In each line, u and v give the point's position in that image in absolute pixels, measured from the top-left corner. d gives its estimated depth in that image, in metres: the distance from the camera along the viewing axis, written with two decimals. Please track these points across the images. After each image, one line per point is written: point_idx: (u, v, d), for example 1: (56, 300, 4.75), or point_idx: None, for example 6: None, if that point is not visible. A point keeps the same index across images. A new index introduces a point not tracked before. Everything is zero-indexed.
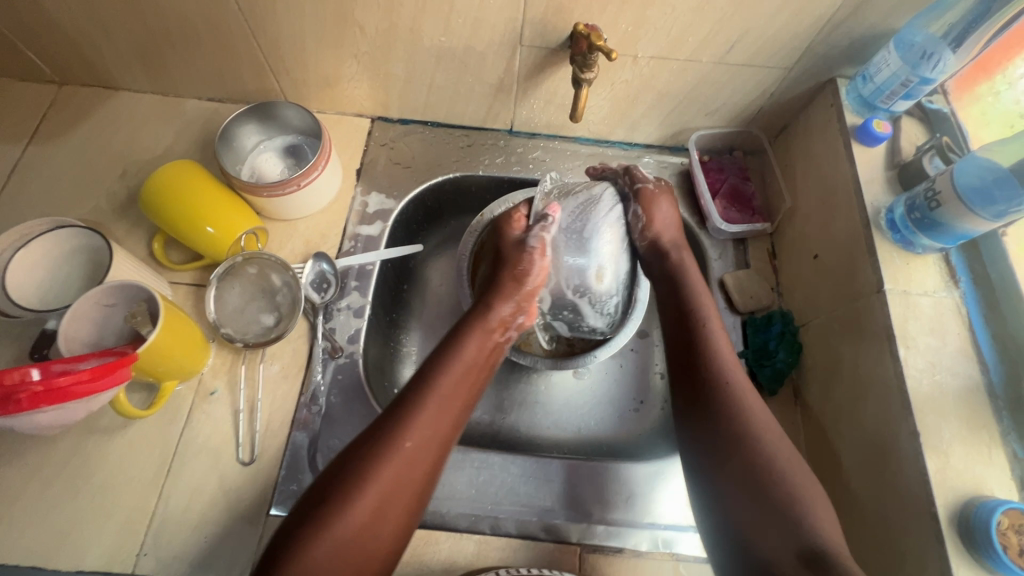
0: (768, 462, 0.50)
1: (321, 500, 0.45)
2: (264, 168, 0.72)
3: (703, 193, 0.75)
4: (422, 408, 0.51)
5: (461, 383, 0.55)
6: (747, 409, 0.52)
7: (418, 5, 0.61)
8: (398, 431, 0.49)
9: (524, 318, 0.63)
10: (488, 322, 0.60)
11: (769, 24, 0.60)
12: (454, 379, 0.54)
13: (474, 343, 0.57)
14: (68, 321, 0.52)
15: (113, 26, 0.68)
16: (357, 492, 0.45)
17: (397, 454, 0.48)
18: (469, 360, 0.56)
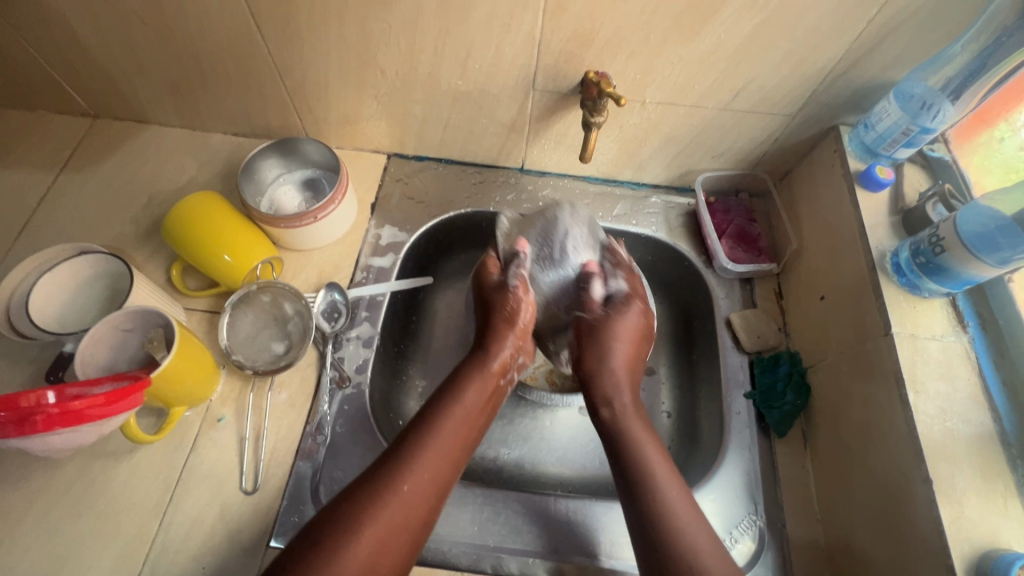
0: (683, 550, 0.50)
1: (313, 544, 0.45)
2: (284, 201, 0.75)
3: (710, 233, 0.77)
4: (421, 454, 0.53)
5: (461, 430, 0.57)
6: (648, 482, 0.54)
7: (437, 51, 0.64)
8: (396, 478, 0.50)
9: (520, 358, 0.66)
10: (487, 365, 0.62)
11: (772, 74, 0.63)
12: (453, 428, 0.56)
13: (473, 388, 0.60)
14: (86, 344, 0.53)
15: (150, 65, 0.72)
16: (350, 539, 0.46)
17: (392, 501, 0.49)
18: (470, 407, 0.58)
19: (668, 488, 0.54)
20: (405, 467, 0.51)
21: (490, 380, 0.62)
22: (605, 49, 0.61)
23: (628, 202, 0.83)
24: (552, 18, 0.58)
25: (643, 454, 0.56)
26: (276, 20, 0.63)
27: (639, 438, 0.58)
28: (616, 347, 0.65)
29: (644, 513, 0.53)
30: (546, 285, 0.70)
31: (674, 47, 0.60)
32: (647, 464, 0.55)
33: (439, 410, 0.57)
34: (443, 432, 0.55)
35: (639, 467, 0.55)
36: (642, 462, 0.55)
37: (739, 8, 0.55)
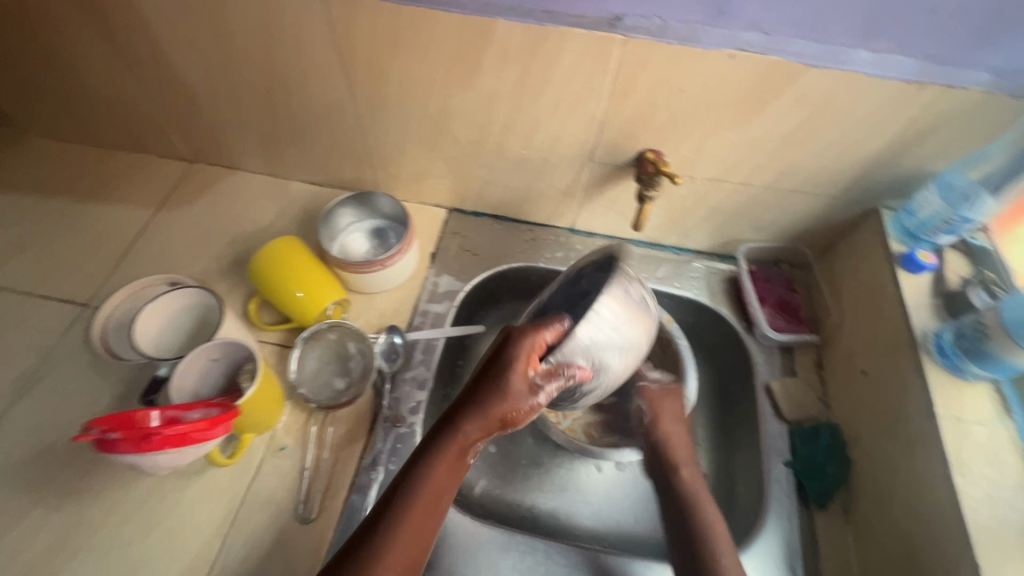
0: None
1: None
2: (353, 247, 0.83)
3: (751, 300, 0.80)
4: (389, 553, 0.51)
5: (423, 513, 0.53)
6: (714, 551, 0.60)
7: (507, 124, 0.71)
8: None
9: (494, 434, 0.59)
10: (458, 449, 0.56)
11: (816, 160, 0.68)
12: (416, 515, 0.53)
13: (437, 478, 0.55)
14: (180, 371, 0.58)
15: (250, 121, 0.81)
16: None
17: None
18: (434, 497, 0.54)
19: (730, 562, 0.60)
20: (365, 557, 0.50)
21: (452, 457, 0.55)
22: (661, 130, 0.67)
23: (672, 265, 0.87)
24: (615, 102, 0.65)
25: (706, 518, 0.63)
26: (368, 91, 0.71)
27: (697, 488, 0.66)
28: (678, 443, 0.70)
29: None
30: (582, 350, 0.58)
31: (726, 131, 0.66)
32: (709, 536, 0.62)
33: (402, 492, 0.54)
34: (404, 518, 0.52)
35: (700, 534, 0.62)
36: (708, 533, 0.62)
37: (789, 102, 0.61)
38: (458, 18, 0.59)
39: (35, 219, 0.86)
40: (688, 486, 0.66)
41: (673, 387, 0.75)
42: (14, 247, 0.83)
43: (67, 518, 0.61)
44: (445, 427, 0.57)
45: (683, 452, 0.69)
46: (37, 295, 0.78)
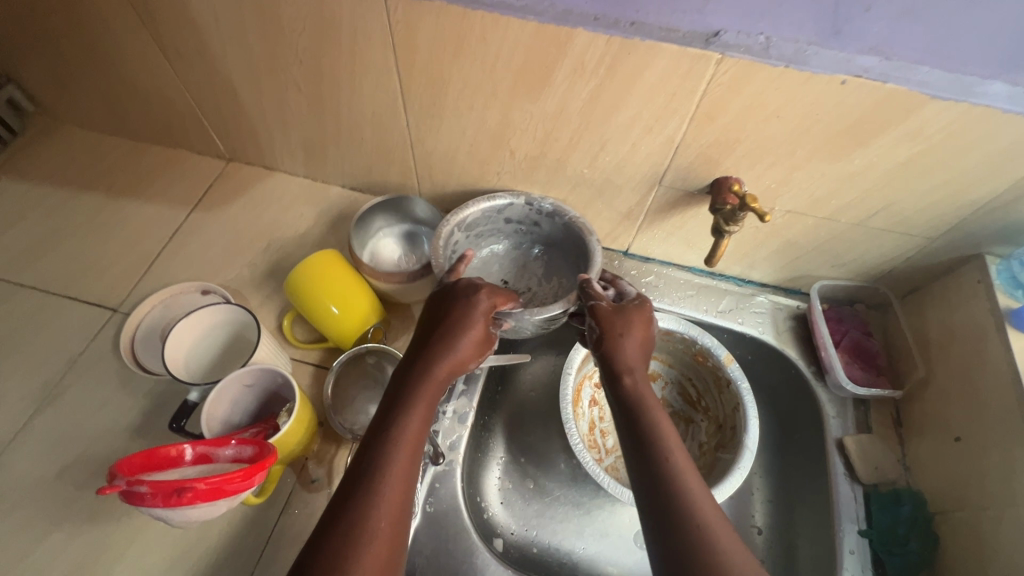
0: None
1: None
2: (383, 253, 0.79)
3: (825, 343, 0.73)
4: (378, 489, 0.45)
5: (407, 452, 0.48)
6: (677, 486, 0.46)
7: (572, 141, 0.65)
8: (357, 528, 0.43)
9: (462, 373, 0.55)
10: (428, 380, 0.52)
11: (920, 199, 0.60)
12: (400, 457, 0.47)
13: (416, 413, 0.50)
14: (212, 400, 0.54)
15: (294, 123, 0.77)
16: None
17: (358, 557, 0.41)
18: (415, 435, 0.49)
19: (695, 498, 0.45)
20: (353, 509, 0.43)
21: (426, 397, 0.51)
22: (746, 158, 0.61)
23: (734, 298, 0.80)
24: (697, 126, 0.59)
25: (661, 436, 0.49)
26: (423, 98, 0.66)
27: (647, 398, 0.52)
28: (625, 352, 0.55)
29: (665, 514, 0.45)
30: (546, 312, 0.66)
31: (821, 163, 0.59)
32: (672, 466, 0.47)
33: (379, 438, 0.48)
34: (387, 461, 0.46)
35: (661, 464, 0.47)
36: (670, 465, 0.47)
37: (901, 136, 0.54)
38: (533, 26, 0.53)
39: (67, 215, 0.83)
40: (638, 399, 0.52)
41: (642, 308, 0.59)
42: (46, 242, 0.80)
43: (87, 545, 0.58)
44: (409, 374, 0.53)
45: (630, 358, 0.55)
46: (66, 297, 0.75)
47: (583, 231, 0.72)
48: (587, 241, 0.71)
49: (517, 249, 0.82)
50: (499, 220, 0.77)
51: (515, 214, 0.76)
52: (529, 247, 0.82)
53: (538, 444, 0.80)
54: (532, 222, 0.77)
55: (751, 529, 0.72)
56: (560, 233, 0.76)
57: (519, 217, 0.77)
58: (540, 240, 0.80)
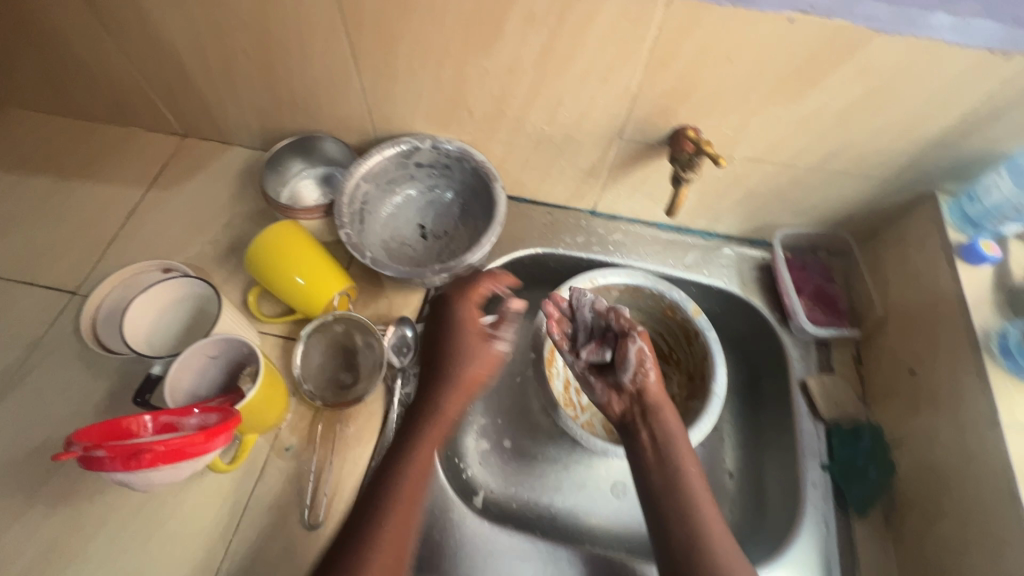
0: None
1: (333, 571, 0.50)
2: (303, 193, 0.79)
3: (788, 290, 0.74)
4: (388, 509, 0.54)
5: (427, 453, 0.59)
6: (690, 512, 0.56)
7: (529, 97, 0.65)
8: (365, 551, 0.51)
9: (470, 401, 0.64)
10: (432, 413, 0.61)
11: (873, 140, 0.61)
12: (412, 464, 0.57)
13: (426, 436, 0.60)
14: (175, 370, 0.54)
15: (246, 93, 0.74)
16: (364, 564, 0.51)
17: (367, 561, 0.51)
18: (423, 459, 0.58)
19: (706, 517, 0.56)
20: (378, 513, 0.54)
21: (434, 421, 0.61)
22: (701, 105, 0.61)
23: (700, 252, 0.81)
24: (651, 74, 0.58)
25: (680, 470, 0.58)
26: (375, 58, 0.64)
27: (676, 440, 0.60)
28: (667, 412, 0.61)
29: (674, 529, 0.55)
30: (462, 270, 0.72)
31: (774, 107, 0.59)
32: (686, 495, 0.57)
33: (402, 446, 0.59)
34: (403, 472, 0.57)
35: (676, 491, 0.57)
36: (687, 495, 0.57)
37: (850, 74, 0.54)
38: None
39: (17, 199, 0.80)
40: (665, 439, 0.60)
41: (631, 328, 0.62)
42: None
43: (60, 525, 0.58)
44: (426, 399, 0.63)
45: (657, 397, 0.62)
46: (21, 283, 0.73)
47: (489, 176, 0.73)
48: (494, 187, 0.72)
49: (431, 192, 0.81)
50: (408, 165, 0.77)
51: (425, 159, 0.76)
52: (443, 193, 0.81)
53: (513, 404, 0.81)
54: (443, 166, 0.77)
55: (723, 473, 0.73)
56: (470, 177, 0.77)
57: (429, 161, 0.76)
58: (452, 183, 0.79)
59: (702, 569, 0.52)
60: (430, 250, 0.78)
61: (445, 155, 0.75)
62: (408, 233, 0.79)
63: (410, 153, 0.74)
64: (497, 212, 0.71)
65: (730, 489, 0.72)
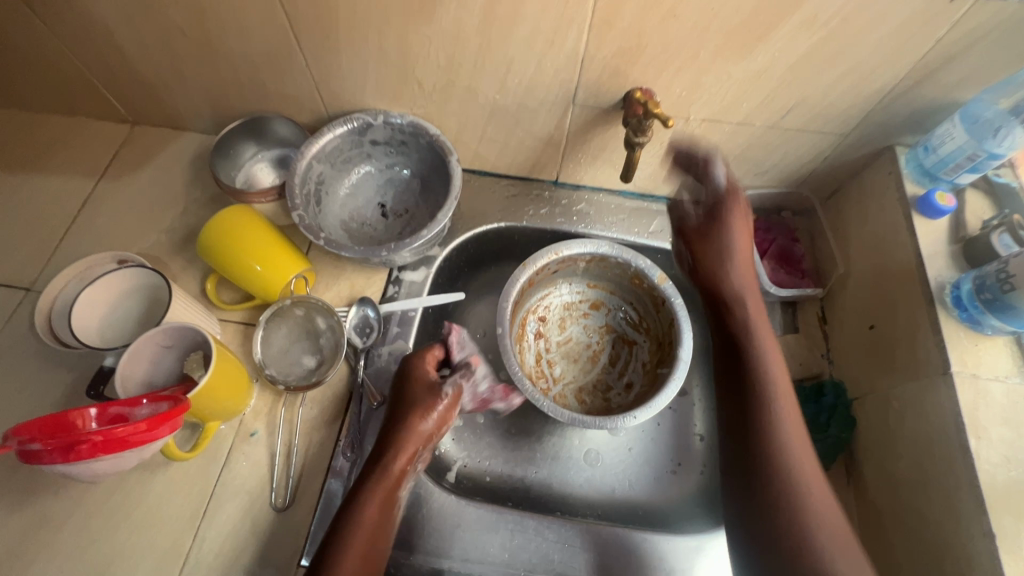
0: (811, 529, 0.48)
1: None
2: (258, 177, 0.77)
3: (751, 253, 0.73)
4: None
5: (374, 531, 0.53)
6: (772, 426, 0.54)
7: (477, 65, 0.63)
8: None
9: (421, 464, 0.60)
10: (387, 474, 0.56)
11: (828, 93, 0.60)
12: (360, 546, 0.51)
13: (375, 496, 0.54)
14: (126, 360, 0.53)
15: (189, 74, 0.72)
16: None
17: None
18: (375, 519, 0.53)
19: (785, 424, 0.55)
20: None
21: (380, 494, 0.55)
22: (652, 65, 0.59)
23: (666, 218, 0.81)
24: (598, 33, 0.56)
25: (771, 389, 0.57)
26: (315, 30, 0.62)
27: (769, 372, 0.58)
28: (759, 329, 0.61)
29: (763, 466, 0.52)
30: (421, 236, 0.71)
31: (725, 64, 0.58)
32: (778, 418, 0.55)
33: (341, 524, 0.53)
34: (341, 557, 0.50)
35: (767, 405, 0.56)
36: (778, 424, 0.55)
37: (799, 25, 0.52)
38: None
39: None
40: (750, 340, 0.61)
41: (731, 193, 0.65)
42: None
43: (25, 519, 0.58)
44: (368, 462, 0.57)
45: (741, 282, 0.64)
46: None
47: (444, 150, 0.71)
48: (449, 160, 0.71)
49: (389, 171, 0.79)
50: (363, 143, 0.75)
51: (380, 137, 0.74)
52: (401, 170, 0.79)
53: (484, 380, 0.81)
54: (399, 142, 0.75)
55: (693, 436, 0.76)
56: (427, 154, 0.75)
57: (385, 138, 0.75)
58: (410, 160, 0.78)
59: (794, 506, 0.49)
60: (390, 229, 0.77)
61: (401, 131, 0.73)
62: (367, 213, 0.78)
63: (364, 129, 0.72)
64: (452, 187, 0.70)
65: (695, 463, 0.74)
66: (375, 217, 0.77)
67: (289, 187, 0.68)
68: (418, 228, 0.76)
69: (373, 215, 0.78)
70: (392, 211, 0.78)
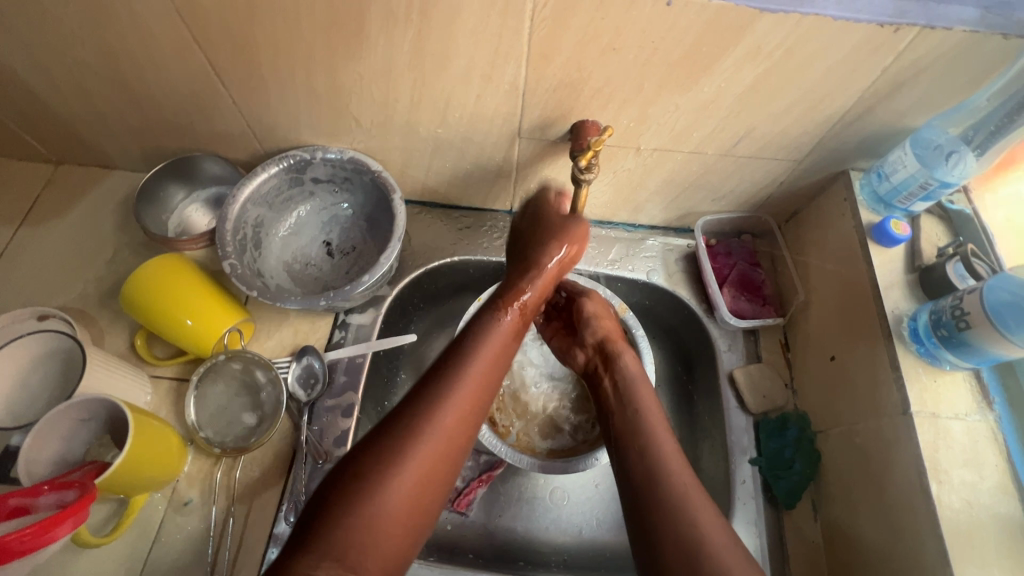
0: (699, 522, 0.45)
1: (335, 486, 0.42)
2: (193, 220, 0.72)
3: (711, 282, 0.71)
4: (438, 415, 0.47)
5: (446, 463, 0.46)
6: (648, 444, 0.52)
7: (414, 101, 0.59)
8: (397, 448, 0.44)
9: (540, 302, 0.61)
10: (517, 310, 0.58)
11: (777, 122, 0.58)
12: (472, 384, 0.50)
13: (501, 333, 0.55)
14: (31, 440, 0.48)
15: (110, 113, 0.67)
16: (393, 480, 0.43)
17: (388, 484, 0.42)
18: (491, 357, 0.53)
19: (663, 443, 0.52)
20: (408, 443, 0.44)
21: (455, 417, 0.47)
22: (596, 97, 0.57)
23: (624, 245, 0.77)
24: (536, 67, 0.53)
25: (645, 419, 0.55)
26: (237, 69, 0.58)
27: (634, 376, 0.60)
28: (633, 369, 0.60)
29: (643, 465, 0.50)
30: (366, 278, 0.66)
31: (670, 95, 0.55)
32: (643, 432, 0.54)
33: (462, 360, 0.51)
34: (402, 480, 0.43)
35: (637, 429, 0.54)
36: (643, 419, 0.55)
37: (742, 56, 0.50)
38: None
39: None
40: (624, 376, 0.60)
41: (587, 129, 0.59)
42: None
43: None
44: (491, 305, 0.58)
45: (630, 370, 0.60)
46: None
47: (388, 187, 0.68)
48: (392, 198, 0.67)
49: (333, 208, 0.75)
50: (303, 180, 0.71)
51: (321, 174, 0.71)
52: (346, 208, 0.75)
53: None
54: (343, 179, 0.72)
55: None
56: (372, 190, 0.72)
57: (326, 176, 0.71)
58: (355, 197, 0.74)
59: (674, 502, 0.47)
60: (336, 269, 0.73)
61: (343, 169, 0.70)
62: (311, 253, 0.74)
63: (301, 166, 0.69)
64: (396, 228, 0.66)
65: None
66: (320, 256, 0.73)
67: (221, 235, 0.64)
68: (366, 266, 0.72)
69: (319, 255, 0.74)
70: (339, 250, 0.74)
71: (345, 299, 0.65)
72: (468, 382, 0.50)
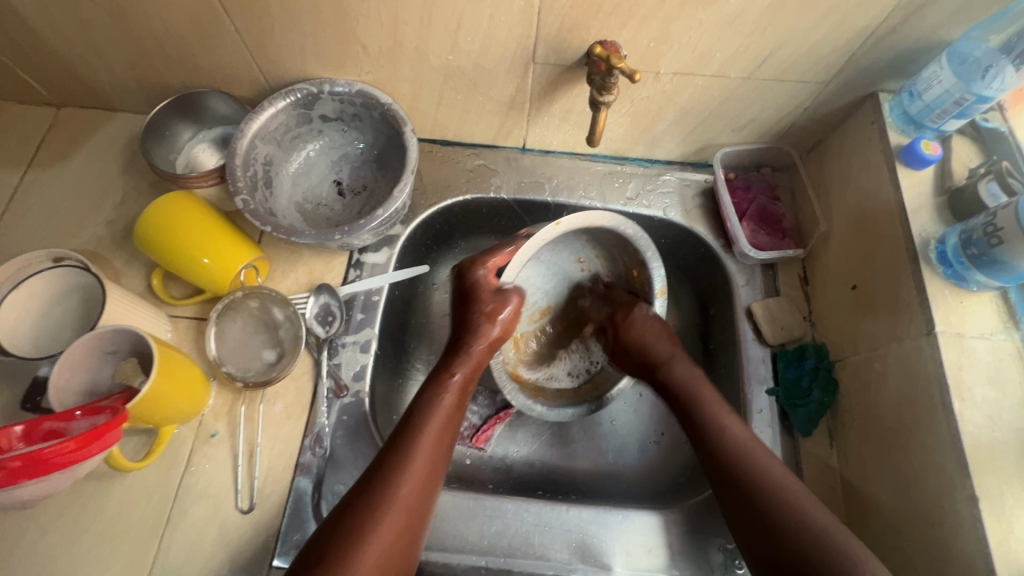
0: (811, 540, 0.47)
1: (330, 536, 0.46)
2: (200, 159, 0.71)
3: (730, 215, 0.70)
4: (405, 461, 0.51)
5: (417, 500, 0.50)
6: (757, 469, 0.52)
7: (423, 23, 0.57)
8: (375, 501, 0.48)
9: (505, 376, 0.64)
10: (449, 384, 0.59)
11: (807, 37, 0.55)
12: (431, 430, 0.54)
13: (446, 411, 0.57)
14: (58, 370, 0.49)
15: (108, 47, 0.64)
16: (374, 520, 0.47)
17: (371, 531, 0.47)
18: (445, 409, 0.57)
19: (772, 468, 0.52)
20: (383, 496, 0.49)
21: (427, 443, 0.53)
22: (615, 13, 0.54)
23: (640, 180, 0.75)
24: None
25: (734, 440, 0.55)
26: None
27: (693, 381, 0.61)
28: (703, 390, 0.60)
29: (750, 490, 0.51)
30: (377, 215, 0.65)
31: (693, 10, 0.53)
32: (754, 458, 0.53)
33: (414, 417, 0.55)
34: (381, 533, 0.47)
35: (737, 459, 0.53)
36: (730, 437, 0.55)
37: None
38: None
39: None
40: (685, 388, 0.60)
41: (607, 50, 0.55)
42: None
43: None
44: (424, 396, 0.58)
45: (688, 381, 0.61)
46: None
47: (398, 120, 0.66)
48: (404, 132, 0.65)
49: (342, 147, 0.74)
50: (309, 116, 0.69)
51: (330, 110, 0.69)
52: (356, 147, 0.73)
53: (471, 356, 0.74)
54: (352, 116, 0.70)
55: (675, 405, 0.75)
56: (383, 126, 0.70)
57: (335, 112, 0.69)
58: (366, 135, 0.72)
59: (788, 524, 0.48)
60: (348, 209, 0.72)
61: (352, 104, 0.68)
62: (322, 193, 0.73)
63: (308, 101, 0.66)
64: (408, 161, 0.65)
65: (679, 434, 0.72)
66: (331, 196, 0.73)
67: (230, 172, 0.63)
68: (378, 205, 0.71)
69: (330, 195, 0.73)
70: (350, 191, 0.73)
71: (359, 235, 0.64)
72: (423, 428, 0.54)
